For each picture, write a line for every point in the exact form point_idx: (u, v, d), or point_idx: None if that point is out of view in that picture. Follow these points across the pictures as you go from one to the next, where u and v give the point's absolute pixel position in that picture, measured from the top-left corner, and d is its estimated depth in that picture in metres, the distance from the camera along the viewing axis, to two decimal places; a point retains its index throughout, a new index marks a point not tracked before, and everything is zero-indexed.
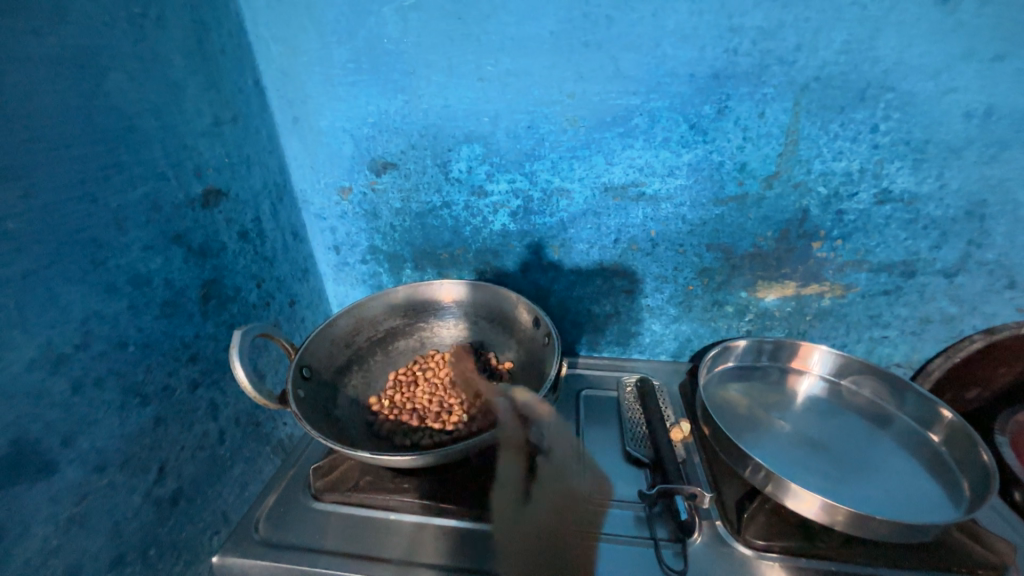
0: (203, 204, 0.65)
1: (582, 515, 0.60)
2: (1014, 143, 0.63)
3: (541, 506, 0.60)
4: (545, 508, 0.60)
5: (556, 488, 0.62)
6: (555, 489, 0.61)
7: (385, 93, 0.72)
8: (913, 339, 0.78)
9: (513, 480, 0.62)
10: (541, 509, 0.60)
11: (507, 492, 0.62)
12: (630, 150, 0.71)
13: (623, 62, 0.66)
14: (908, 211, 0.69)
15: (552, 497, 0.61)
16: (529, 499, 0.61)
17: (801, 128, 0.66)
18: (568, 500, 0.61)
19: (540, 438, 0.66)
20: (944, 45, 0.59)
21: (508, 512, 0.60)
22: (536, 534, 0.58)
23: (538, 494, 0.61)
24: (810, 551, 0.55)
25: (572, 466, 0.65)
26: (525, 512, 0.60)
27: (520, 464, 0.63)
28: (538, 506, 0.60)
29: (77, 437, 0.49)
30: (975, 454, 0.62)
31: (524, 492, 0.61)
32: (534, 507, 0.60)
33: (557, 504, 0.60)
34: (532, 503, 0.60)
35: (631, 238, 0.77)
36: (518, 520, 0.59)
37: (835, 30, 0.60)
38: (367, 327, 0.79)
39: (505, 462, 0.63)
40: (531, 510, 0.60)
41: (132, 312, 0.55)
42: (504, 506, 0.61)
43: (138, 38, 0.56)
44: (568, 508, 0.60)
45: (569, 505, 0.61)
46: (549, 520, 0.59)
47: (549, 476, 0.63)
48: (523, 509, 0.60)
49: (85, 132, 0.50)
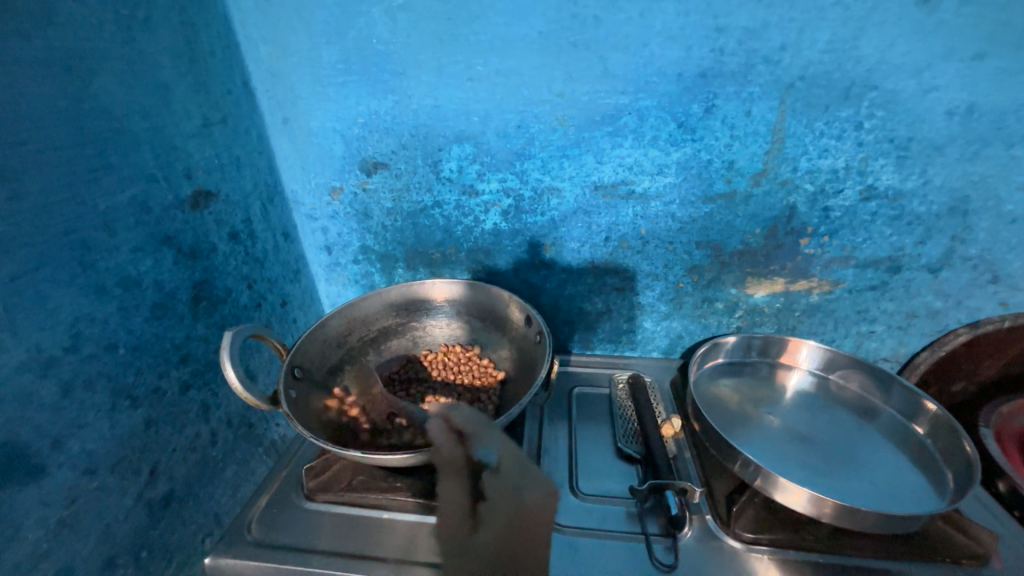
0: (193, 206, 0.65)
1: (534, 535, 0.56)
2: (995, 140, 0.64)
3: (489, 532, 0.56)
4: (491, 532, 0.56)
5: (502, 510, 0.57)
6: (502, 513, 0.57)
7: (375, 93, 0.72)
8: (900, 334, 0.79)
9: (457, 506, 0.59)
10: (489, 534, 0.56)
11: (455, 519, 0.59)
12: (620, 149, 0.71)
13: (611, 62, 0.66)
14: (893, 208, 0.70)
15: (499, 521, 0.56)
16: (477, 526, 0.57)
17: (787, 126, 0.67)
18: (518, 517, 0.56)
19: (484, 453, 0.60)
20: (926, 44, 0.60)
21: (458, 542, 0.58)
22: (485, 560, 0.55)
23: (489, 519, 0.57)
24: (797, 543, 0.56)
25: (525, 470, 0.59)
26: (474, 539, 0.57)
27: (465, 487, 0.60)
28: (485, 534, 0.56)
29: (68, 440, 0.49)
30: (958, 446, 0.63)
31: (471, 519, 0.58)
32: (482, 534, 0.56)
33: (506, 525, 0.56)
34: (480, 529, 0.57)
35: (621, 236, 0.78)
36: (468, 542, 0.57)
37: (819, 29, 0.61)
38: (359, 327, 0.79)
39: (447, 487, 0.60)
40: (480, 538, 0.57)
41: (122, 314, 0.54)
42: (453, 536, 0.58)
43: (126, 40, 0.56)
44: (518, 527, 0.56)
45: (520, 522, 0.56)
46: (497, 544, 0.55)
47: (497, 494, 0.57)
48: (472, 536, 0.57)
49: (73, 134, 0.50)
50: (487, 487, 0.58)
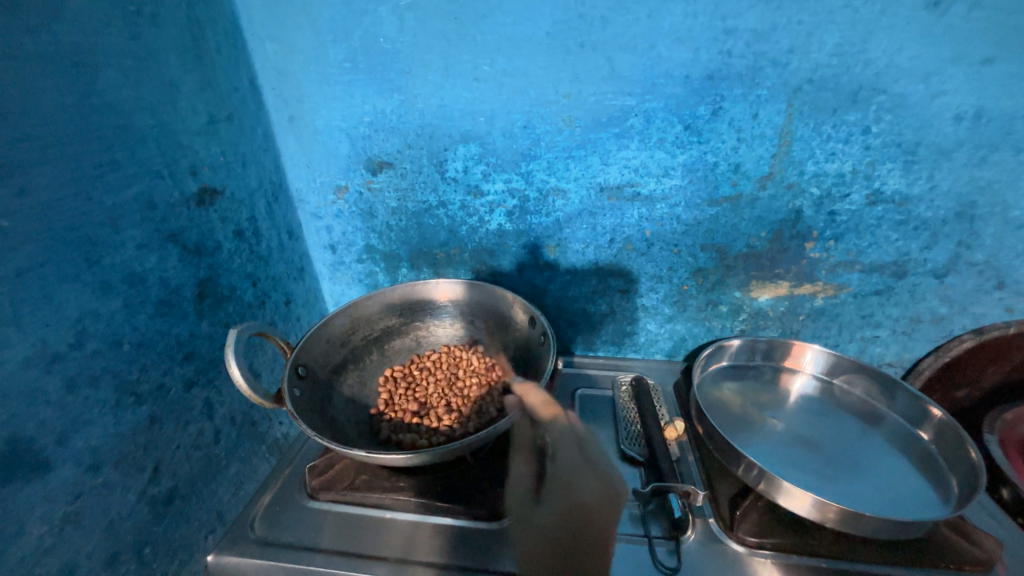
0: (199, 203, 0.65)
1: (597, 511, 0.60)
2: (1003, 146, 0.64)
3: (552, 505, 0.60)
4: (556, 505, 0.60)
5: (569, 484, 0.62)
6: (563, 488, 0.62)
7: (381, 92, 0.72)
8: (904, 339, 0.79)
9: (523, 483, 0.63)
10: (551, 507, 0.60)
11: (519, 494, 0.62)
12: (626, 150, 0.71)
13: (618, 63, 0.66)
14: (899, 213, 0.70)
15: (563, 496, 0.61)
16: (540, 501, 0.61)
17: (794, 129, 0.67)
18: (582, 498, 0.61)
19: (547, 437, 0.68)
20: (934, 49, 0.60)
21: (521, 512, 0.61)
22: (553, 530, 0.58)
23: (549, 493, 0.61)
24: (801, 547, 0.56)
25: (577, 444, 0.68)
26: (536, 513, 0.60)
27: (533, 467, 0.64)
28: (549, 506, 0.60)
29: (72, 436, 0.49)
30: (963, 452, 0.63)
31: (537, 494, 0.62)
32: (546, 509, 0.60)
33: (567, 502, 0.61)
34: (544, 503, 0.61)
35: (626, 238, 0.78)
36: (531, 518, 0.60)
37: (828, 32, 0.61)
38: (363, 326, 0.79)
39: (516, 466, 0.65)
40: (544, 512, 0.60)
41: (127, 311, 0.54)
42: (520, 509, 0.61)
43: (133, 37, 0.56)
44: (581, 504, 0.61)
45: (585, 500, 0.61)
46: (561, 517, 0.59)
47: (559, 476, 0.63)
48: (537, 511, 0.60)
49: (80, 130, 0.50)
50: (552, 466, 0.64)
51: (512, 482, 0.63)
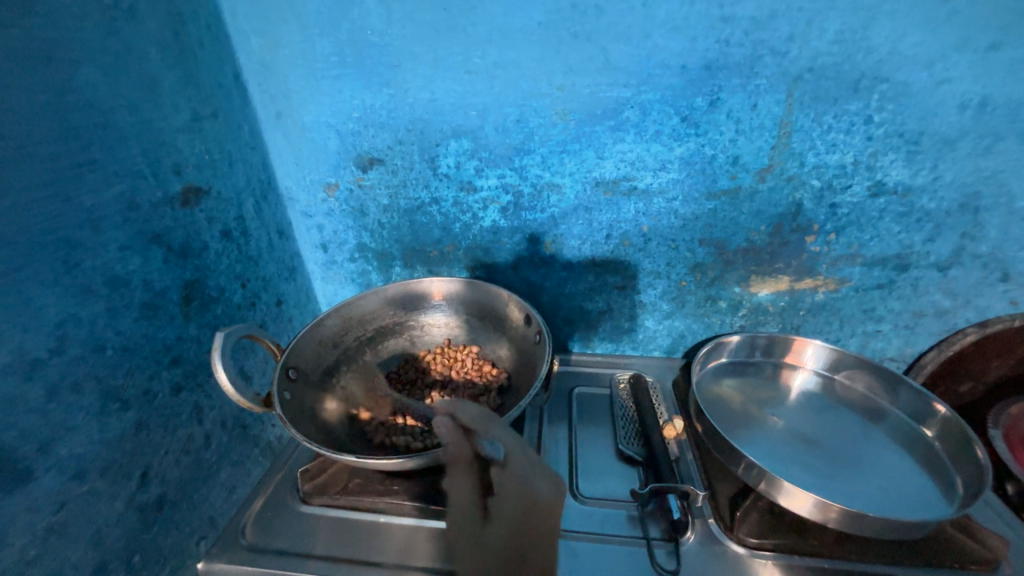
0: (184, 203, 0.63)
1: (545, 531, 0.50)
2: (1009, 135, 0.62)
3: (499, 526, 0.52)
4: (502, 524, 0.52)
5: (514, 503, 0.51)
6: (511, 505, 0.52)
7: (370, 87, 0.71)
8: (907, 333, 0.78)
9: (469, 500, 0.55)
10: (496, 528, 0.52)
11: (467, 512, 0.54)
12: (621, 144, 0.69)
13: (613, 54, 0.64)
14: (902, 204, 0.68)
15: (508, 514, 0.52)
16: (486, 520, 0.52)
17: (794, 120, 0.65)
18: (527, 516, 0.51)
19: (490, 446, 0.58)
20: (939, 35, 0.58)
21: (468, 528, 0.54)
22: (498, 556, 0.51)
23: (495, 512, 0.52)
24: (803, 548, 0.55)
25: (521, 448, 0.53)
26: (485, 533, 0.52)
27: (475, 479, 0.56)
28: (496, 526, 0.52)
29: (55, 444, 0.48)
30: (969, 449, 0.61)
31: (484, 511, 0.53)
32: (492, 527, 0.52)
33: (514, 520, 0.51)
34: (490, 524, 0.52)
35: (623, 233, 0.76)
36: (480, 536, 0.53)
37: (828, 19, 0.59)
38: (356, 326, 0.78)
39: (457, 482, 0.56)
40: (490, 532, 0.52)
41: (110, 314, 0.53)
42: (466, 527, 0.54)
43: (110, 31, 0.54)
44: (523, 522, 0.51)
45: (533, 515, 0.51)
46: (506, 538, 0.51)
47: (506, 492, 0.52)
48: (483, 530, 0.52)
49: (55, 129, 0.48)
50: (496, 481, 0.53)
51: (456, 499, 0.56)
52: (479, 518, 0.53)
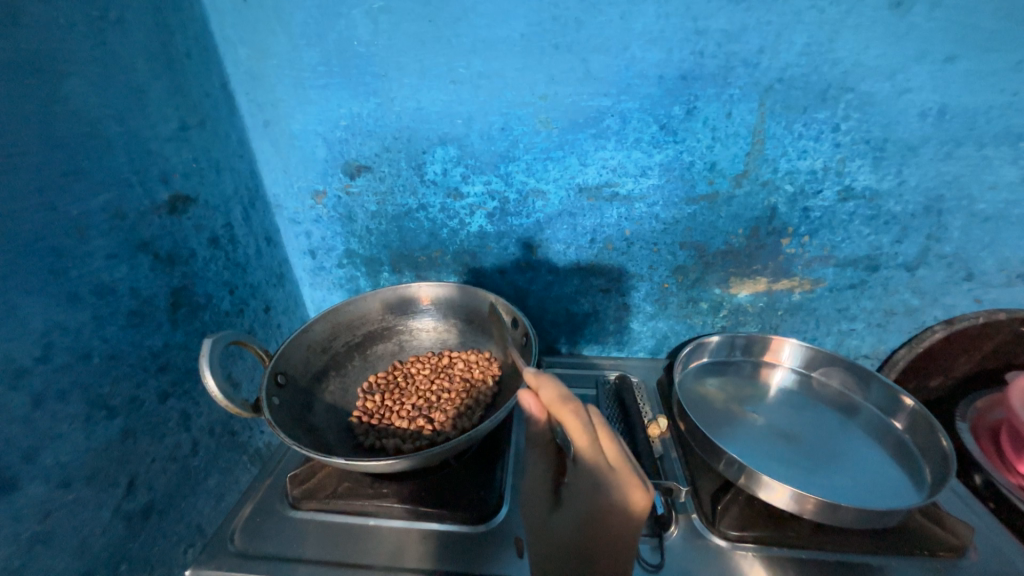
0: (171, 211, 0.64)
1: (613, 535, 0.47)
2: (967, 141, 0.66)
3: (571, 515, 0.49)
4: (571, 517, 0.49)
5: (585, 507, 0.48)
6: (580, 506, 0.48)
7: (357, 96, 0.72)
8: (878, 331, 0.81)
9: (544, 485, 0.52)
10: (566, 521, 0.49)
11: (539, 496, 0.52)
12: (603, 151, 0.72)
13: (593, 64, 0.66)
14: (870, 208, 0.71)
15: (581, 512, 0.48)
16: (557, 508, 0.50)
17: (767, 128, 0.68)
18: (598, 520, 0.47)
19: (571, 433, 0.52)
20: (899, 47, 0.62)
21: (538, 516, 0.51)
22: (567, 543, 0.49)
23: (569, 502, 0.49)
24: (782, 540, 0.57)
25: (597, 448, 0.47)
26: (555, 520, 0.50)
27: (549, 464, 0.52)
28: (564, 515, 0.49)
29: (40, 453, 0.48)
30: (935, 440, 0.64)
31: (554, 498, 0.51)
32: (565, 517, 0.49)
33: (586, 525, 0.48)
34: (562, 508, 0.50)
35: (606, 237, 0.78)
36: (549, 523, 0.50)
37: (796, 32, 0.62)
38: (344, 332, 0.79)
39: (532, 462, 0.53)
40: (560, 520, 0.50)
41: (96, 323, 0.53)
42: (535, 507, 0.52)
43: (98, 42, 0.55)
44: (595, 526, 0.47)
45: (605, 524, 0.47)
46: (575, 534, 0.48)
47: (578, 486, 0.48)
48: (552, 516, 0.50)
49: (42, 139, 0.49)
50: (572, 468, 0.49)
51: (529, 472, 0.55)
52: (551, 502, 0.51)
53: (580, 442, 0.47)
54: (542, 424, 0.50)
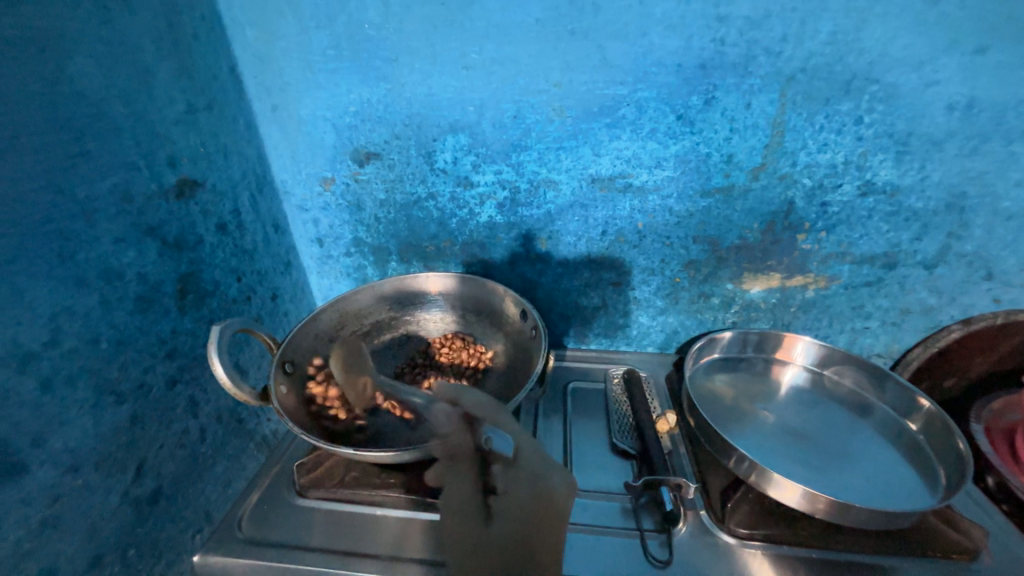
0: (178, 196, 0.63)
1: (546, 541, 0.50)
2: (994, 136, 0.64)
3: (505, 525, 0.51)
4: (509, 523, 0.51)
5: (524, 504, 0.51)
6: (516, 507, 0.51)
7: (367, 81, 0.70)
8: (893, 330, 0.80)
9: (470, 498, 0.52)
10: (504, 525, 0.51)
11: (467, 510, 0.52)
12: (618, 141, 0.70)
13: (610, 51, 0.65)
14: (890, 204, 0.70)
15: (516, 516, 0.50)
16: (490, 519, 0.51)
17: (787, 119, 0.66)
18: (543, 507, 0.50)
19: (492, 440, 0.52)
20: (928, 37, 0.59)
21: (471, 532, 0.52)
22: (498, 557, 0.50)
23: (500, 514, 0.51)
24: (791, 538, 0.56)
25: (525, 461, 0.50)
26: (489, 531, 0.51)
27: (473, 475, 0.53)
28: (500, 526, 0.51)
29: (49, 437, 0.48)
30: (951, 443, 0.63)
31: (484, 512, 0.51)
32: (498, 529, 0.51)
33: (526, 516, 0.50)
34: (494, 521, 0.51)
35: (618, 230, 0.77)
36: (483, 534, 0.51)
37: (821, 20, 0.60)
38: (352, 321, 0.78)
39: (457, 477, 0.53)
40: (495, 530, 0.51)
41: (104, 308, 0.53)
42: (466, 530, 0.52)
43: (104, 21, 0.54)
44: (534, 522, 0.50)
45: (543, 516, 0.50)
46: (517, 533, 0.50)
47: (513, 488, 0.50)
48: (487, 528, 0.51)
49: (50, 120, 0.48)
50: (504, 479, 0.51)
51: (454, 487, 0.54)
52: (481, 516, 0.51)
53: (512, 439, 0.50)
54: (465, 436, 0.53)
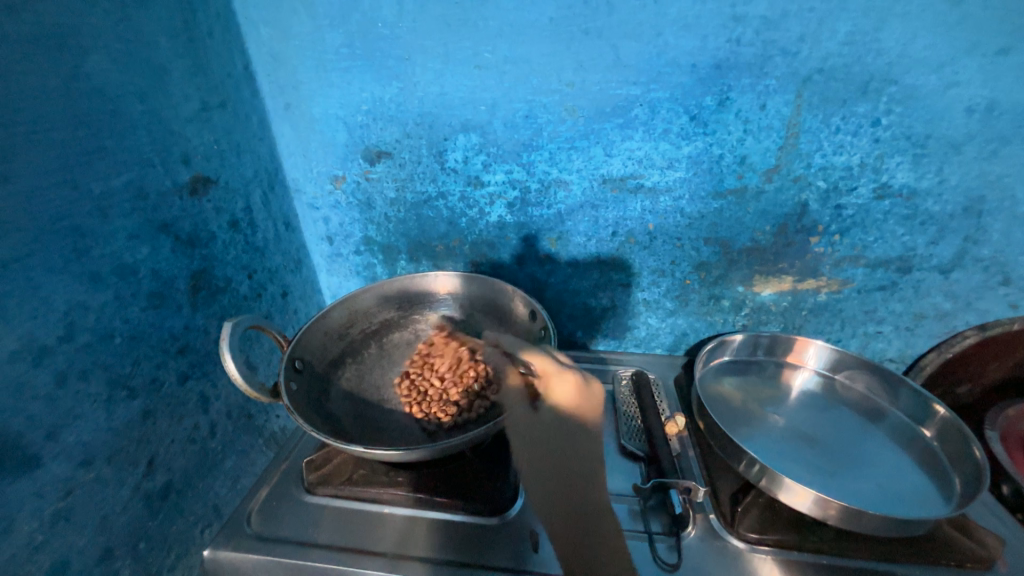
0: (192, 193, 0.63)
1: (586, 434, 0.64)
2: (1015, 139, 0.62)
3: (551, 431, 0.63)
4: (554, 430, 0.63)
5: (568, 417, 0.64)
6: (558, 415, 0.64)
7: (379, 79, 0.70)
8: (907, 335, 0.78)
9: (519, 414, 0.64)
10: (548, 430, 0.63)
11: (515, 425, 0.63)
12: (630, 141, 0.70)
13: (623, 51, 0.64)
14: (906, 207, 0.69)
15: (560, 422, 0.64)
16: (538, 427, 0.63)
17: (802, 121, 0.65)
18: (580, 420, 0.64)
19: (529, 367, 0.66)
20: (948, 38, 0.59)
21: (519, 437, 0.63)
22: (546, 457, 0.61)
23: (546, 420, 0.63)
24: (802, 544, 0.55)
25: (560, 379, 0.64)
26: (534, 436, 0.63)
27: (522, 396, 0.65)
28: (546, 431, 0.63)
29: (62, 431, 0.48)
30: (967, 450, 0.62)
31: (533, 420, 0.63)
32: (545, 435, 0.62)
33: (568, 426, 0.64)
34: (541, 427, 0.63)
35: (628, 231, 0.77)
36: (532, 440, 0.62)
37: (839, 21, 0.59)
38: (361, 319, 0.79)
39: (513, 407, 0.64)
40: (542, 436, 0.62)
41: (118, 303, 0.53)
42: (519, 436, 0.63)
43: (120, 18, 0.54)
44: (573, 430, 0.64)
45: (581, 427, 0.64)
46: (560, 438, 0.63)
47: (557, 403, 0.64)
48: (535, 433, 0.63)
49: (67, 116, 0.48)
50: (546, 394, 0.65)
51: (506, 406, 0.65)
52: (530, 424, 0.63)
53: (554, 370, 0.65)
54: (513, 364, 0.67)
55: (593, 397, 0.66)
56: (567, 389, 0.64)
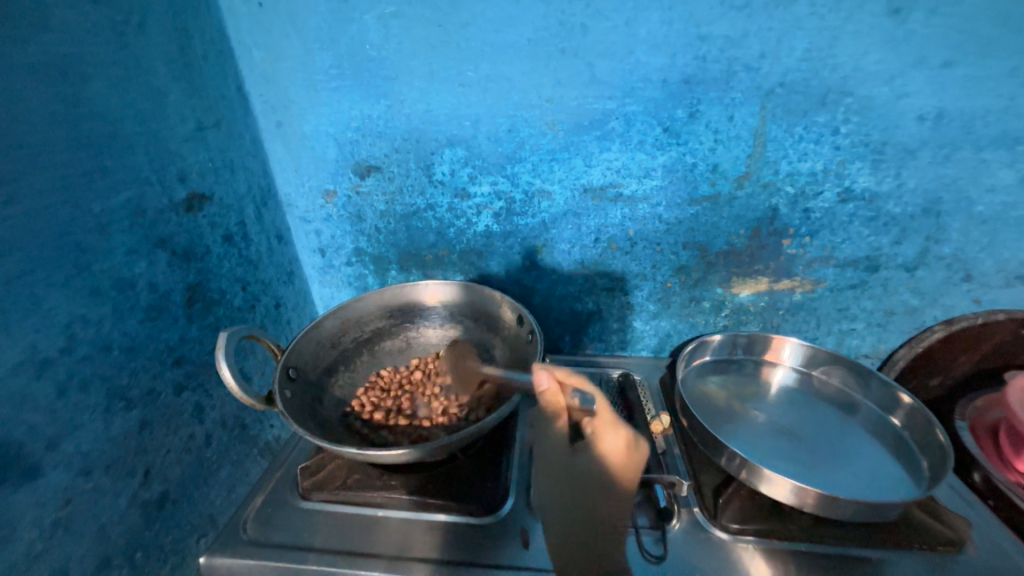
0: (188, 208, 0.66)
1: (617, 484, 0.58)
2: (965, 144, 0.67)
3: (584, 464, 0.59)
4: (586, 469, 0.59)
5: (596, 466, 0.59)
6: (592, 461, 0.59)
7: (368, 98, 0.74)
8: (879, 331, 0.82)
9: (555, 447, 0.61)
10: (582, 469, 0.59)
11: (552, 453, 0.61)
12: (608, 152, 0.73)
13: (598, 68, 0.68)
14: (869, 209, 0.73)
15: (597, 463, 0.59)
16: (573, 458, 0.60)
17: (768, 131, 0.69)
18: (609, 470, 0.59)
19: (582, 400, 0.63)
20: (897, 53, 0.63)
21: (556, 465, 0.61)
22: (572, 488, 0.59)
23: (579, 460, 0.60)
24: (782, 533, 0.58)
25: (612, 428, 0.60)
26: (567, 470, 0.60)
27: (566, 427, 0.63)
28: (578, 464, 0.59)
29: (62, 441, 0.49)
30: (933, 436, 0.65)
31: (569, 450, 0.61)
32: (577, 466, 0.59)
33: (595, 480, 0.58)
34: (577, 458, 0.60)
35: (610, 237, 0.80)
36: (567, 467, 0.60)
37: (796, 38, 0.64)
38: (353, 328, 0.81)
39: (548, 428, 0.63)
40: (575, 467, 0.60)
41: (117, 316, 0.55)
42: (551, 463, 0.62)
43: (121, 46, 0.57)
44: (606, 476, 0.58)
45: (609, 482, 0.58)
46: (590, 483, 0.59)
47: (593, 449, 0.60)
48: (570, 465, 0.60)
49: (69, 138, 0.51)
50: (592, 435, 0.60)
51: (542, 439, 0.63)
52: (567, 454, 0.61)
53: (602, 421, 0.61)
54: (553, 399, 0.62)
55: (638, 455, 0.59)
56: (615, 438, 0.59)
